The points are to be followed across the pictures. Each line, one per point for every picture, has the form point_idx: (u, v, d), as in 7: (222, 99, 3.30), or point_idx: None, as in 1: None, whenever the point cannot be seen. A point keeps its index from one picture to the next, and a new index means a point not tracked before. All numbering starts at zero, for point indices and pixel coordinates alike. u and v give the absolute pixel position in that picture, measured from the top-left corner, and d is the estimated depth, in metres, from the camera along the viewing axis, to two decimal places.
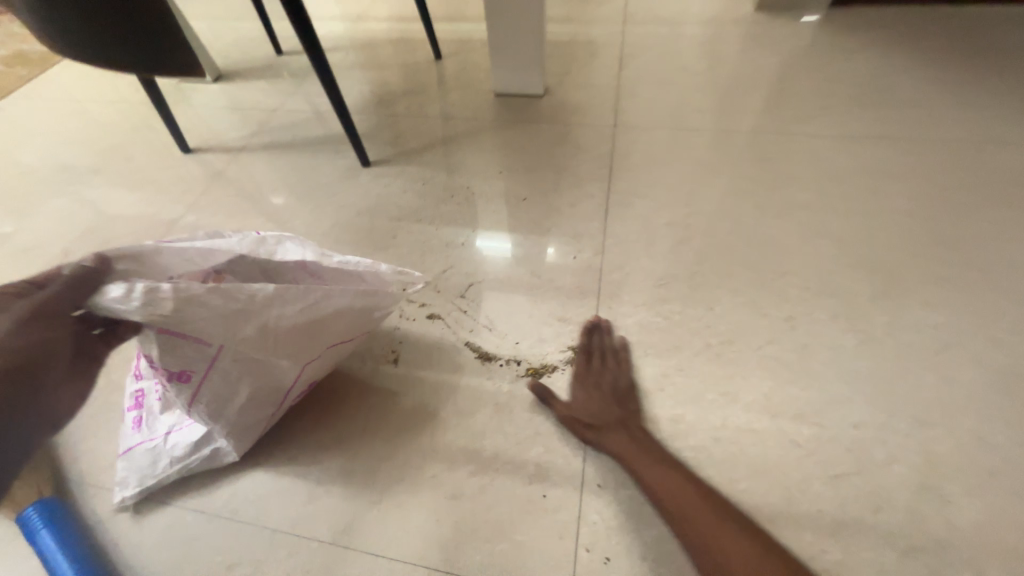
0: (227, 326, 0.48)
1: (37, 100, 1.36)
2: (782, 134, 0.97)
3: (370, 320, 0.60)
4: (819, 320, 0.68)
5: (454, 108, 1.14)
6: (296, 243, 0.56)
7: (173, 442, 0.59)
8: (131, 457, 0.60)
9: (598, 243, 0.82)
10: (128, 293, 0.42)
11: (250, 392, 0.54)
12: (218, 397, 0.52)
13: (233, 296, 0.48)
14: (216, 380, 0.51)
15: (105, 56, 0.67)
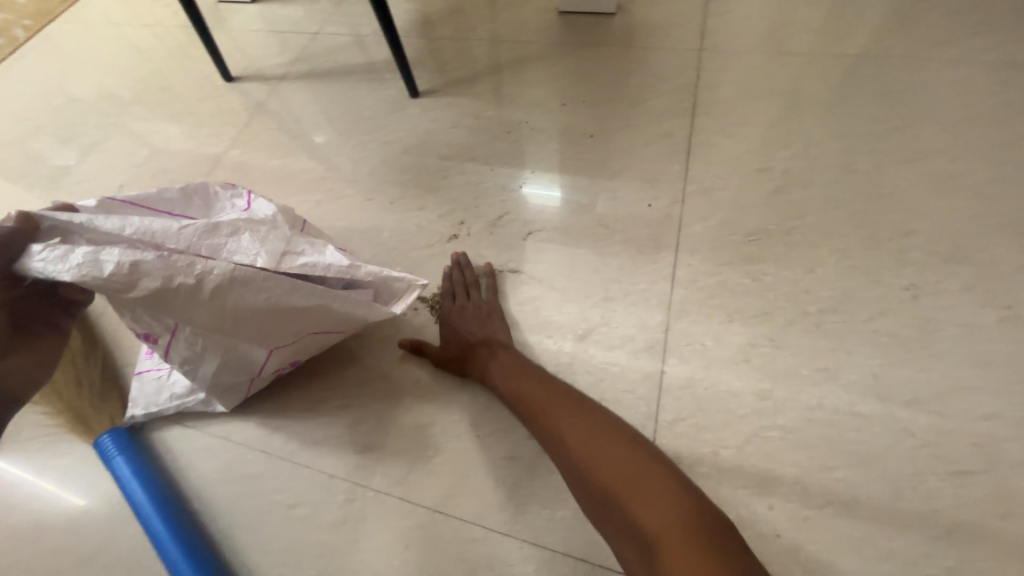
0: (175, 303, 0.47)
1: (81, 25, 1.32)
2: (912, 61, 0.79)
3: (349, 319, 0.56)
4: (946, 292, 0.58)
5: (509, 30, 1.00)
6: (257, 237, 0.52)
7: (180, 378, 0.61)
8: (142, 379, 0.62)
9: (677, 190, 0.72)
10: (65, 256, 0.43)
11: (221, 362, 0.54)
12: (191, 360, 0.52)
13: (180, 273, 0.46)
14: (182, 347, 0.51)
15: None
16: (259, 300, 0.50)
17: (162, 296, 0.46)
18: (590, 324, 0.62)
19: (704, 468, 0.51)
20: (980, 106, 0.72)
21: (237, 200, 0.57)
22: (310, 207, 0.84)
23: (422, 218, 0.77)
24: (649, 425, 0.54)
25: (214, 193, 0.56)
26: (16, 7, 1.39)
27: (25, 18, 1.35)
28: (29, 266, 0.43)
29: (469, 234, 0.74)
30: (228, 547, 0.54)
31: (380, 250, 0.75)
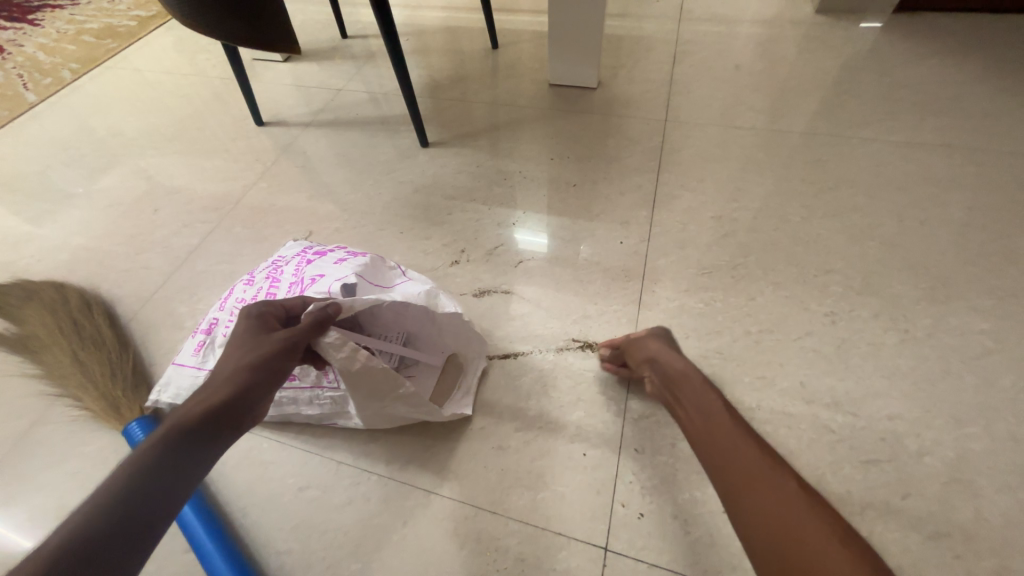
0: (376, 393, 0.59)
1: (126, 71, 1.48)
2: (834, 138, 0.98)
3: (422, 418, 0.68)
4: (859, 317, 0.70)
5: (508, 96, 1.19)
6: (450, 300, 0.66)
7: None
8: (182, 371, 0.69)
9: (645, 231, 0.86)
10: (341, 343, 0.55)
11: (320, 415, 0.65)
12: (298, 400, 0.64)
13: (387, 386, 0.59)
14: (305, 395, 0.63)
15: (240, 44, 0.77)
16: (398, 411, 0.62)
17: (372, 387, 0.59)
18: (571, 336, 0.73)
19: (664, 457, 0.61)
20: (888, 175, 0.90)
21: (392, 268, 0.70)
22: (328, 234, 0.95)
23: (429, 246, 0.89)
24: (618, 422, 0.64)
25: (374, 260, 0.69)
26: (65, 53, 1.55)
27: (74, 62, 1.51)
28: (323, 340, 0.54)
29: (469, 260, 0.86)
30: (242, 523, 0.60)
31: None
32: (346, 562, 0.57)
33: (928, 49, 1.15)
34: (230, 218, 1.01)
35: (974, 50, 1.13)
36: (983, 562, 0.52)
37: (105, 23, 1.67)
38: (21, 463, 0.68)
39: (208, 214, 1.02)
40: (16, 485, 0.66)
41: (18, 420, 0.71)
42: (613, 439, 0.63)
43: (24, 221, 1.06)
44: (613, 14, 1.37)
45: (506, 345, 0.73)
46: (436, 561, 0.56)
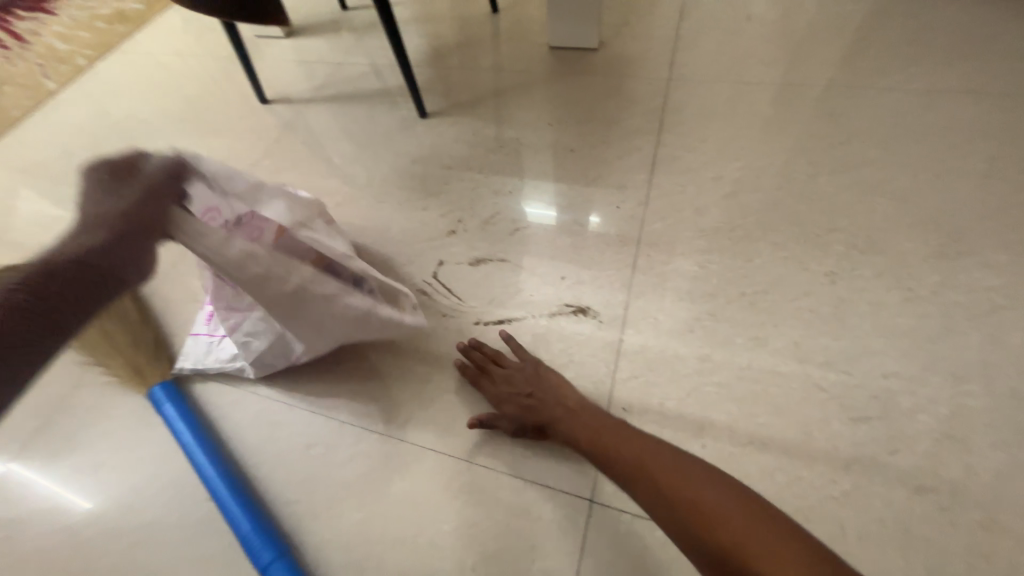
0: (288, 301, 0.59)
1: (137, 54, 1.51)
2: (850, 89, 0.92)
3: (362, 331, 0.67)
4: (861, 277, 0.68)
5: (508, 61, 1.16)
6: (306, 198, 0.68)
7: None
8: (197, 339, 0.74)
9: (643, 194, 0.84)
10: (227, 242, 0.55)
11: (269, 343, 0.68)
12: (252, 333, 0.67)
13: (276, 273, 0.57)
14: (247, 326, 0.66)
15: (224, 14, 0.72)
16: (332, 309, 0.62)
17: (270, 283, 0.57)
18: (564, 302, 0.74)
19: (651, 415, 0.62)
20: (906, 126, 0.84)
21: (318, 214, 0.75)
22: (329, 207, 0.97)
23: (426, 216, 0.90)
24: (608, 382, 0.65)
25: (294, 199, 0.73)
26: (80, 40, 1.60)
27: (88, 49, 1.56)
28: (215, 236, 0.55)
29: (465, 229, 0.86)
30: (256, 476, 0.66)
31: (388, 241, 0.87)
32: (350, 510, 0.62)
33: None
34: None
35: None
36: (969, 516, 0.52)
37: (117, 9, 1.71)
38: (56, 433, 0.74)
39: None
40: (53, 453, 0.72)
41: (55, 387, 0.78)
42: (601, 400, 0.64)
43: (51, 206, 1.13)
44: None
45: (500, 310, 0.75)
46: (432, 509, 0.60)
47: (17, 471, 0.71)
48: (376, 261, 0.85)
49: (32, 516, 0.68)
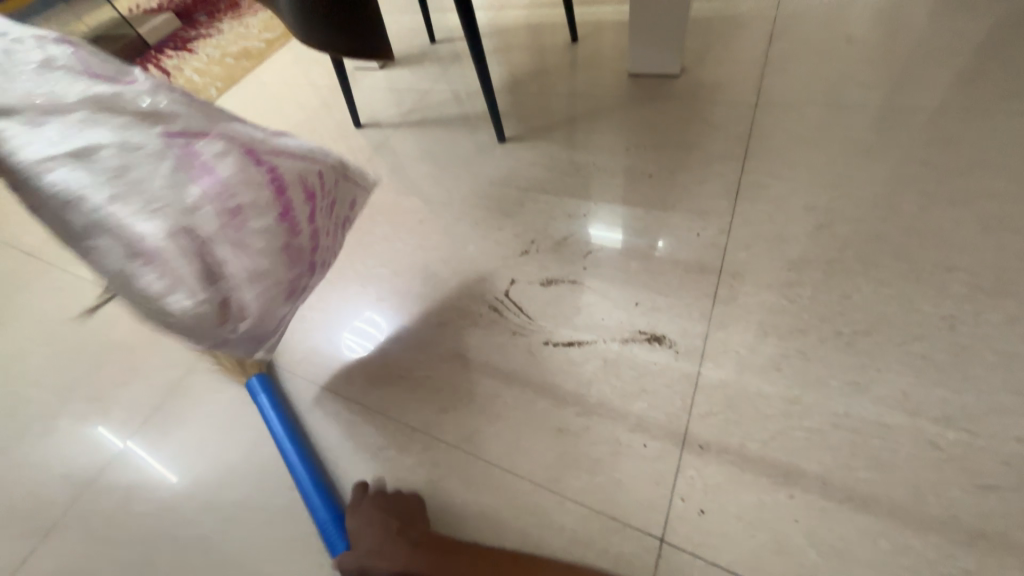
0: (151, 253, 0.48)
1: (256, 85, 1.73)
2: (971, 114, 0.83)
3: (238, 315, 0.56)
4: (986, 324, 0.61)
5: (585, 88, 1.19)
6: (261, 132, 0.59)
7: (345, 343, 0.84)
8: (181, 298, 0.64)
9: (724, 221, 0.81)
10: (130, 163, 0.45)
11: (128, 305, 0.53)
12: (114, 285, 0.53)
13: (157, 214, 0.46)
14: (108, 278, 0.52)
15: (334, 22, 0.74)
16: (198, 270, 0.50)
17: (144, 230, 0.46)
18: (637, 328, 0.72)
19: (730, 455, 0.58)
20: None
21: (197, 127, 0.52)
22: (411, 223, 1.03)
23: (501, 235, 0.93)
24: (683, 415, 0.63)
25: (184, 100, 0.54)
26: (213, 74, 1.88)
27: (218, 81, 1.82)
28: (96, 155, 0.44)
29: (538, 250, 0.88)
30: (333, 472, 0.71)
31: (464, 258, 0.91)
32: None
33: None
34: None
35: None
36: None
37: (243, 47, 1.99)
38: (167, 412, 0.83)
39: None
40: (161, 435, 0.81)
41: (170, 370, 0.88)
42: (675, 433, 0.61)
43: None
44: None
45: (571, 332, 0.75)
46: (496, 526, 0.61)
47: (132, 449, 0.80)
48: (452, 277, 0.89)
49: (147, 493, 0.75)
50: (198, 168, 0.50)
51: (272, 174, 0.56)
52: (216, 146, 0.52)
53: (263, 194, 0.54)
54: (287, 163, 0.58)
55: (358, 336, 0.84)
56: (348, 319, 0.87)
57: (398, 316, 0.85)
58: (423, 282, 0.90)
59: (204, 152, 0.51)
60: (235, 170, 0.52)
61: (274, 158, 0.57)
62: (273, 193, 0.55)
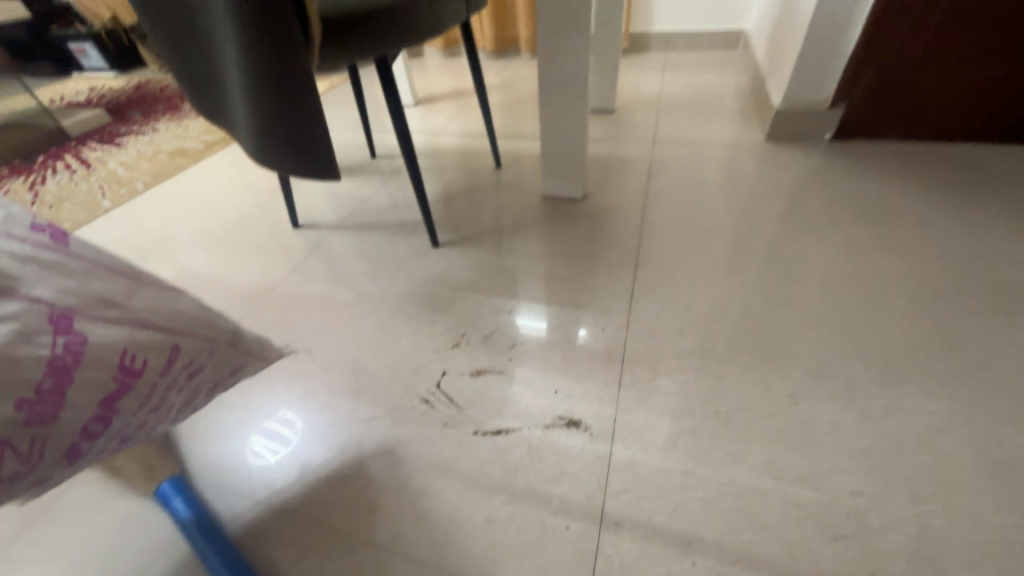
0: None
1: (190, 183, 1.76)
2: (788, 240, 1.13)
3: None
4: (818, 399, 0.78)
5: (509, 205, 1.40)
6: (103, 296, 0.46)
7: (252, 446, 0.81)
8: None
9: (624, 318, 0.97)
10: None
11: None
12: None
13: None
14: None
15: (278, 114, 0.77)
16: None
17: None
18: (557, 414, 0.80)
19: (642, 530, 0.64)
20: (837, 271, 1.02)
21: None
22: (345, 319, 1.07)
23: (433, 330, 1.00)
24: (599, 494, 0.69)
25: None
26: (142, 170, 1.88)
27: (147, 177, 1.82)
28: None
29: (467, 343, 0.96)
30: None
31: (397, 352, 0.96)
32: None
33: (862, 169, 1.37)
34: (260, 306, 1.15)
35: (905, 170, 1.34)
36: None
37: (179, 147, 2.04)
38: (20, 542, 0.71)
39: (242, 302, 1.16)
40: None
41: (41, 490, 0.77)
42: (593, 513, 0.67)
43: None
44: (598, 140, 1.66)
45: (498, 421, 0.80)
46: None
47: None
48: (385, 371, 0.92)
49: None
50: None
51: (65, 353, 0.41)
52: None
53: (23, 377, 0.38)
54: (108, 333, 0.45)
55: (267, 438, 0.82)
56: (258, 420, 0.86)
57: (326, 412, 0.86)
58: (354, 377, 0.92)
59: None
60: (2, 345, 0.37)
61: (90, 328, 0.43)
62: (44, 378, 0.40)
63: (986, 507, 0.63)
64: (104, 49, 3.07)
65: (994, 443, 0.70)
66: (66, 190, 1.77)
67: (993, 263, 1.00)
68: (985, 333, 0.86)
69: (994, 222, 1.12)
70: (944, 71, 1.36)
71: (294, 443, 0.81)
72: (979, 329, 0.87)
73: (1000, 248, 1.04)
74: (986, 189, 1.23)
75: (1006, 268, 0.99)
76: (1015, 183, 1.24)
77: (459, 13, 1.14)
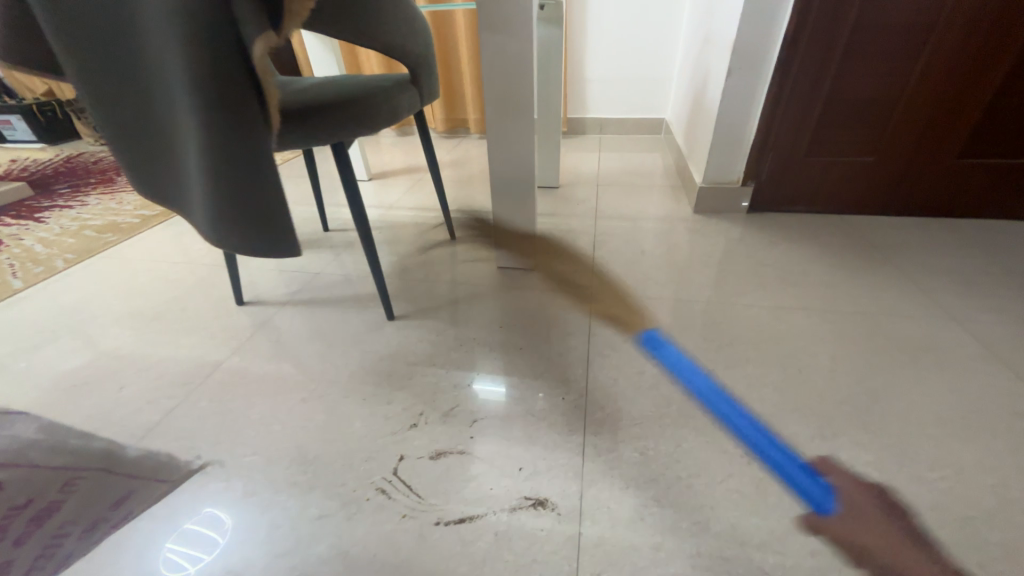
0: None
1: (120, 259, 1.65)
2: (722, 303, 1.24)
3: None
4: (769, 457, 0.82)
5: (465, 277, 1.43)
6: None
7: (165, 556, 0.72)
8: None
9: (583, 387, 0.99)
10: None
11: None
12: None
13: None
14: None
15: (235, 197, 0.77)
16: None
17: None
18: (523, 495, 0.77)
19: None
20: (767, 331, 1.13)
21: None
22: (292, 403, 1.00)
23: (390, 410, 0.96)
24: None
25: None
26: (64, 245, 1.75)
27: (70, 253, 1.69)
28: None
29: (427, 422, 0.93)
30: None
31: (350, 437, 0.90)
32: None
33: (776, 238, 1.56)
34: (195, 392, 1.05)
35: (811, 238, 1.55)
36: None
37: (110, 221, 1.93)
38: None
39: (171, 390, 1.06)
40: None
41: None
42: None
43: None
44: (546, 214, 1.78)
45: (462, 507, 0.76)
46: None
47: None
48: (337, 459, 0.86)
49: None
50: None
51: None
52: None
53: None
54: None
55: (179, 550, 0.73)
56: (177, 523, 0.77)
57: (266, 515, 0.77)
58: (301, 470, 0.84)
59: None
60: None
61: None
62: None
63: (928, 554, 0.67)
64: (32, 121, 2.94)
65: (922, 488, 0.76)
66: None
67: (892, 319, 1.15)
68: (898, 383, 0.96)
69: (886, 282, 1.30)
70: (826, 159, 1.64)
71: (211, 553, 0.72)
72: (892, 379, 0.98)
73: (895, 305, 1.20)
74: (875, 254, 1.44)
75: (903, 322, 1.14)
76: (897, 249, 1.47)
77: (413, 106, 1.22)
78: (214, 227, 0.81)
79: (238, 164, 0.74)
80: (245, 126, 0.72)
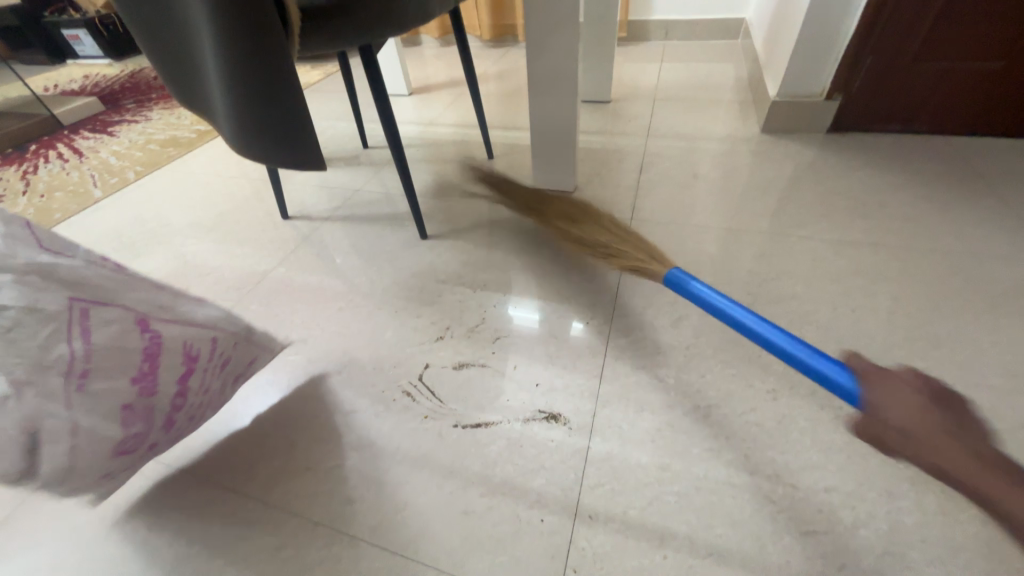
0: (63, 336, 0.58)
1: (181, 172, 1.76)
2: (777, 234, 1.12)
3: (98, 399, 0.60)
4: (798, 395, 0.78)
5: (500, 197, 1.39)
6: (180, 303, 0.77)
7: (252, 417, 0.86)
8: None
9: (609, 313, 0.97)
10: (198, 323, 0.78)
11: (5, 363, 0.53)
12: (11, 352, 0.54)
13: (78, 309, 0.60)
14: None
15: (252, 104, 0.76)
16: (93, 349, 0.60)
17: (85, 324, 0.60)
18: (537, 408, 0.80)
19: (616, 524, 0.65)
20: (824, 266, 1.02)
21: (87, 280, 0.64)
22: (330, 312, 1.07)
23: (419, 323, 1.00)
24: (575, 488, 0.69)
25: None
26: (133, 157, 1.88)
27: (139, 166, 1.81)
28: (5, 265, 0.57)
29: (452, 336, 0.96)
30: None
31: (381, 346, 0.96)
32: None
33: (857, 162, 1.35)
34: (248, 297, 1.15)
35: (901, 163, 1.32)
36: None
37: (171, 135, 2.03)
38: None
39: (229, 294, 1.16)
40: None
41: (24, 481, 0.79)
42: (569, 505, 0.68)
43: None
44: (592, 132, 1.64)
45: (479, 414, 0.81)
46: None
47: None
48: (369, 363, 0.93)
49: None
50: (80, 331, 0.60)
51: (154, 340, 0.68)
52: (126, 311, 0.66)
53: (133, 359, 0.65)
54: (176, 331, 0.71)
55: (236, 427, 0.84)
56: (260, 395, 0.89)
57: (308, 405, 0.87)
58: (338, 370, 0.92)
59: (96, 317, 0.62)
60: (113, 330, 0.63)
61: (162, 327, 0.70)
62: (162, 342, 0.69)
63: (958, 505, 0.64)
64: (97, 37, 3.03)
65: None
66: (58, 179, 1.76)
67: (982, 259, 1.00)
68: (970, 330, 0.86)
69: (986, 217, 1.11)
70: (943, 65, 1.34)
71: (262, 432, 0.83)
72: (963, 326, 0.87)
73: (990, 244, 1.03)
74: (980, 183, 1.22)
75: (994, 264, 0.99)
76: (1010, 179, 1.23)
77: (445, 4, 1.11)
78: (234, 135, 0.82)
79: (250, 68, 0.72)
80: (255, 23, 0.69)
